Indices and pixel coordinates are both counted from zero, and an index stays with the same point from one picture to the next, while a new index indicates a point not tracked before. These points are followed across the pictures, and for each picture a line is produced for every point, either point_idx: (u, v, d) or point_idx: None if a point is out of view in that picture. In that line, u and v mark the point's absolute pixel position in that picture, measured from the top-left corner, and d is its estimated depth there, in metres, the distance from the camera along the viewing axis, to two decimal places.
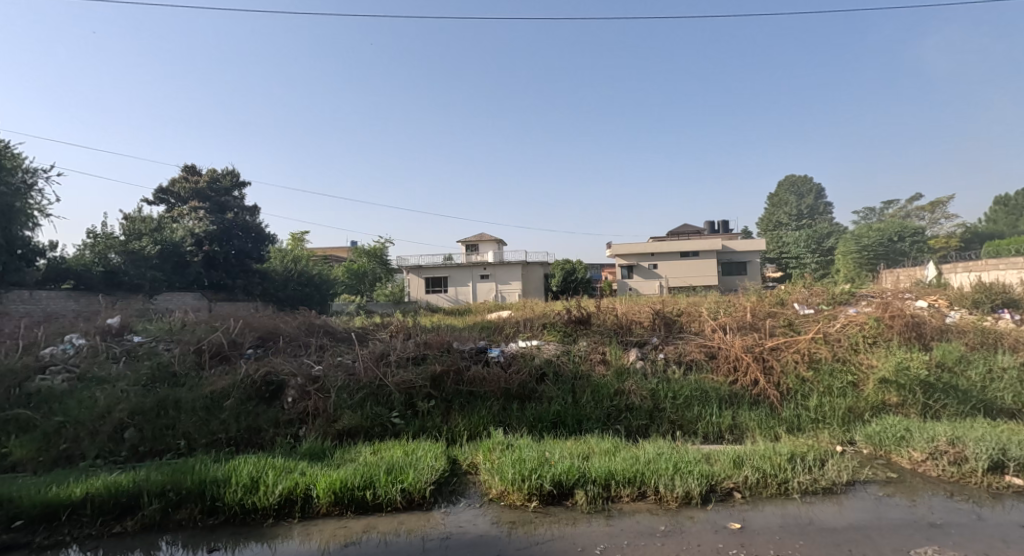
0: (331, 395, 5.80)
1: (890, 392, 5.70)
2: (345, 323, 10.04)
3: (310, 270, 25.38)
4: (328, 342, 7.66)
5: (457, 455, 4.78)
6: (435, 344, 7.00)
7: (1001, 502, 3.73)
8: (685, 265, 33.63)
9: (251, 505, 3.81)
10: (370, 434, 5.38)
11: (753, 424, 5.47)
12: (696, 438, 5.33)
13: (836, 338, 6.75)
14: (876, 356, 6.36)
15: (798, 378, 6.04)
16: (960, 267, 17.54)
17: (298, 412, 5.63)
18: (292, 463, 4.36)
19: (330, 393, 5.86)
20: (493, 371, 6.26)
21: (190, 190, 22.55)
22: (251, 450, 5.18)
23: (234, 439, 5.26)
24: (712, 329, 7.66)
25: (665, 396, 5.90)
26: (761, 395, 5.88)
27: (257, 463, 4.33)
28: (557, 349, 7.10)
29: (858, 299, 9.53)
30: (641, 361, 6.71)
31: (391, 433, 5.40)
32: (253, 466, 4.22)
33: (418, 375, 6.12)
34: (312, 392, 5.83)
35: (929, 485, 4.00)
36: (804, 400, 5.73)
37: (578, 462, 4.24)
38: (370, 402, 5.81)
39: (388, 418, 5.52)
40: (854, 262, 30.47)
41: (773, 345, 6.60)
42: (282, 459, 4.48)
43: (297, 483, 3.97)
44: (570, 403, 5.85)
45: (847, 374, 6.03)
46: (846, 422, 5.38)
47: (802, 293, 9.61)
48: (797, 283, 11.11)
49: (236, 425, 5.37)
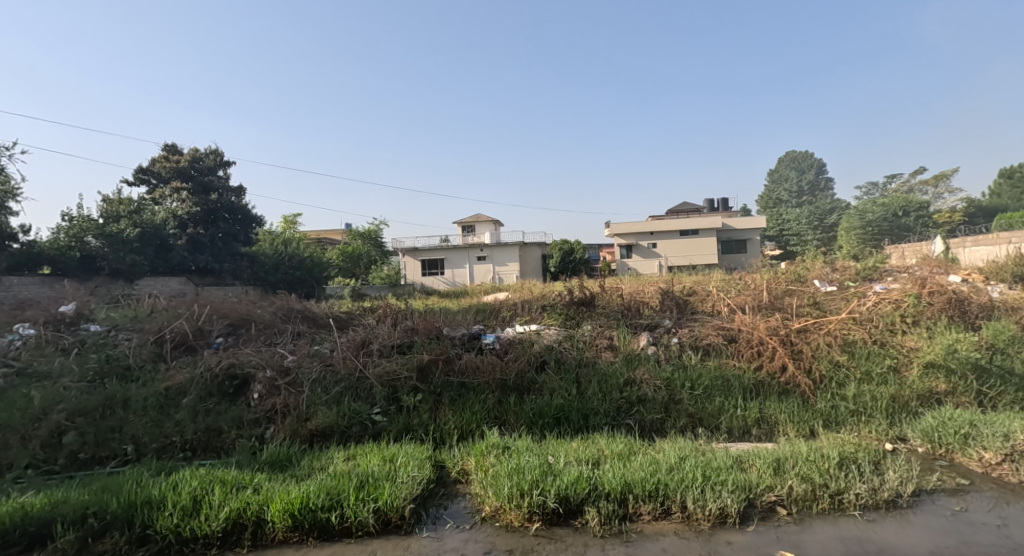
0: (304, 390, 5.09)
1: (938, 378, 5.02)
2: (330, 307, 9.33)
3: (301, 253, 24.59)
4: (305, 329, 6.94)
5: (444, 460, 4.08)
6: (423, 329, 6.28)
7: None
8: (686, 244, 32.89)
9: (189, 533, 3.13)
10: (346, 435, 4.66)
11: (784, 417, 4.78)
12: (720, 435, 4.66)
13: (869, 318, 6.06)
14: (918, 337, 5.66)
15: (831, 364, 5.35)
16: (969, 242, 16.93)
17: (265, 410, 4.92)
18: (247, 475, 3.66)
19: (303, 388, 5.16)
20: (487, 360, 5.56)
21: (171, 169, 21.51)
22: (209, 456, 4.47)
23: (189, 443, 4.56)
24: (728, 310, 6.96)
25: (681, 386, 5.21)
26: (790, 384, 5.19)
27: (205, 476, 3.63)
28: (558, 334, 6.40)
29: (883, 274, 8.83)
30: (652, 347, 6.01)
31: (371, 433, 4.68)
32: (199, 481, 3.52)
33: (403, 366, 5.41)
34: (282, 387, 5.11)
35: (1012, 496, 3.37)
36: (840, 389, 5.04)
37: (588, 472, 3.54)
38: (348, 397, 5.09)
39: (368, 415, 4.80)
40: (858, 238, 29.76)
41: (800, 327, 5.91)
42: (237, 470, 3.78)
43: (247, 504, 3.28)
44: (574, 395, 5.15)
45: (887, 359, 5.37)
46: (890, 414, 4.70)
47: (822, 269, 8.89)
48: (813, 258, 10.39)
49: (192, 427, 4.66)
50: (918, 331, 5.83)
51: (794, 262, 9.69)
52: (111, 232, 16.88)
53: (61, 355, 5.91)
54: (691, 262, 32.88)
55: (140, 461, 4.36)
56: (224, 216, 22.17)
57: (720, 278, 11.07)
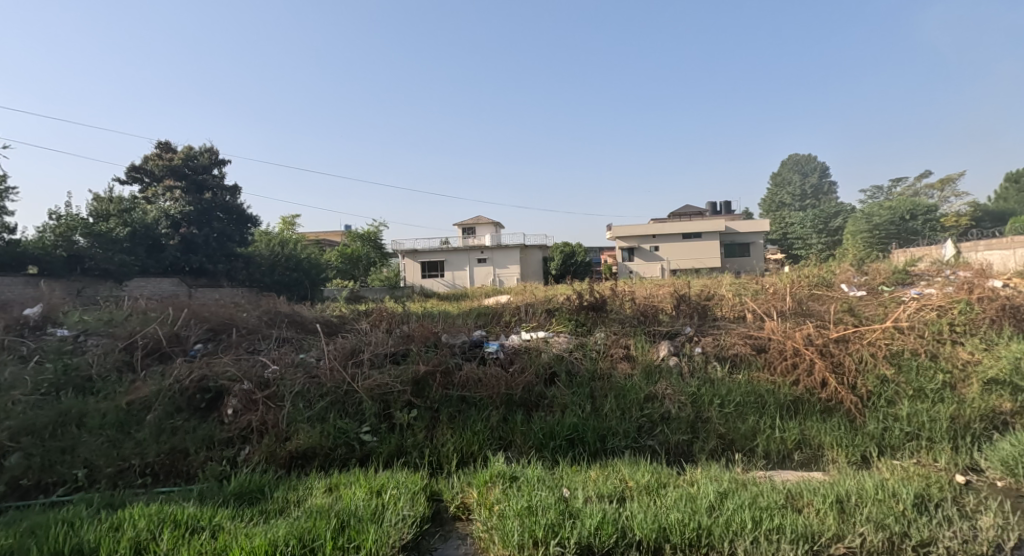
0: (284, 406, 4.49)
1: (1003, 396, 4.44)
2: (321, 310, 8.74)
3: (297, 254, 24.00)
4: (292, 335, 6.35)
5: (441, 489, 3.47)
6: (420, 336, 5.69)
7: None
8: (690, 247, 32.35)
9: None
10: (329, 457, 4.06)
11: (830, 440, 4.19)
12: (758, 461, 4.06)
13: (914, 327, 5.46)
14: (973, 349, 5.07)
15: (878, 379, 4.76)
16: (982, 244, 16.43)
17: (238, 428, 4.32)
18: (207, 511, 3.07)
19: (284, 403, 4.56)
20: (490, 372, 4.96)
21: (164, 167, 20.93)
22: (171, 482, 3.87)
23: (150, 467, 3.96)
24: (753, 316, 6.37)
25: (709, 402, 4.62)
26: (832, 400, 4.61)
27: (156, 513, 3.03)
28: (568, 342, 5.81)
29: (913, 279, 8.23)
30: (673, 358, 5.42)
31: (358, 455, 4.09)
32: (146, 522, 2.92)
33: (397, 378, 4.82)
34: (259, 401, 4.52)
35: None
36: (890, 408, 4.47)
37: (614, 512, 2.95)
38: (334, 413, 4.50)
39: (355, 435, 4.21)
40: (865, 242, 29.22)
41: (838, 336, 5.32)
42: (196, 505, 3.19)
43: (200, 554, 2.69)
44: (589, 412, 4.56)
45: (940, 374, 4.79)
46: (955, 437, 4.12)
47: (848, 272, 8.30)
48: (834, 260, 9.81)
49: (154, 448, 4.05)
50: (972, 342, 5.24)
51: (815, 264, 9.10)
52: (100, 230, 16.31)
53: (18, 364, 5.32)
54: (696, 265, 32.27)
55: (90, 488, 3.76)
56: (218, 215, 21.52)
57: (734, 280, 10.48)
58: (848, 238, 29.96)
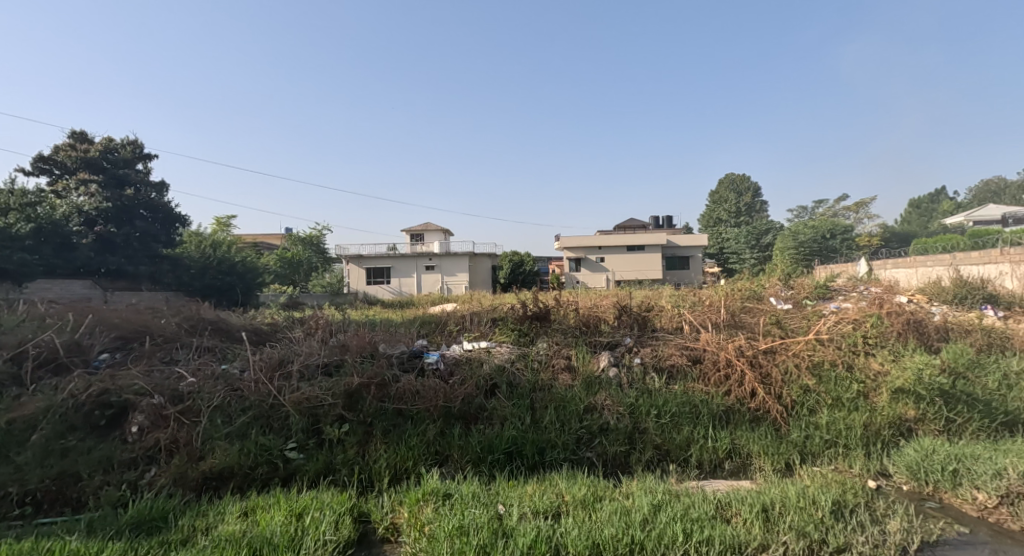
0: (200, 422, 4.19)
1: (908, 404, 4.74)
2: (251, 317, 8.30)
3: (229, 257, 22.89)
4: (215, 343, 5.98)
5: (370, 509, 3.31)
6: (356, 346, 5.47)
7: None
8: (633, 259, 33.15)
9: None
10: (247, 478, 3.80)
11: (758, 449, 4.32)
12: (691, 471, 4.14)
13: (833, 338, 5.76)
14: (884, 361, 5.39)
15: (801, 390, 4.97)
16: (892, 262, 17.76)
17: (146, 448, 3.98)
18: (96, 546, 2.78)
19: (199, 418, 4.25)
20: (429, 384, 4.82)
21: (78, 158, 19.35)
22: (57, 513, 3.52)
23: (35, 494, 3.57)
24: (690, 328, 6.54)
25: (646, 413, 4.66)
26: (760, 410, 4.77)
27: None
28: (511, 352, 5.75)
29: (834, 294, 8.75)
30: (614, 368, 5.46)
31: (280, 474, 3.85)
32: None
33: (329, 391, 4.60)
34: (171, 418, 4.19)
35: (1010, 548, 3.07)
36: (812, 417, 4.66)
37: (548, 529, 2.91)
38: (257, 430, 4.23)
39: (279, 451, 3.97)
40: (791, 259, 30.92)
41: (767, 348, 5.53)
42: (85, 540, 2.89)
43: None
44: (528, 424, 4.50)
45: (855, 383, 5.06)
46: (868, 444, 4.35)
47: (776, 285, 8.71)
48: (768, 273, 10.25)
49: (41, 472, 3.66)
50: (882, 353, 5.58)
51: (748, 278, 9.51)
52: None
53: None
54: (639, 276, 33.06)
55: None
56: (141, 213, 20.09)
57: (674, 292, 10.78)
58: (777, 254, 31.63)
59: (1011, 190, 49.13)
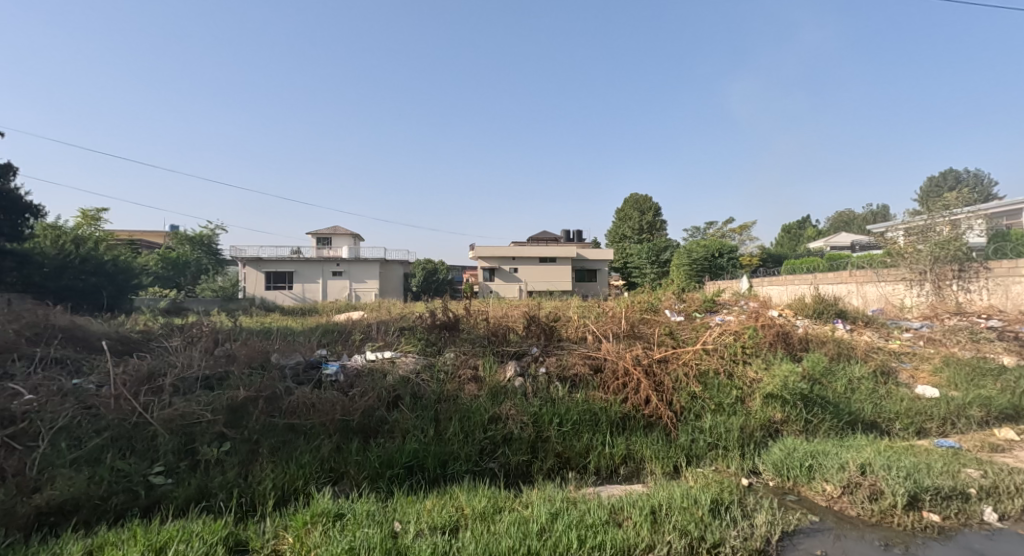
0: (39, 449, 3.70)
1: (775, 408, 5.22)
2: (122, 323, 7.47)
3: (100, 257, 20.50)
4: (71, 354, 5.32)
5: (249, 535, 3.09)
6: (244, 358, 5.11)
7: (915, 545, 3.34)
8: (545, 270, 33.84)
9: None
10: (99, 508, 3.40)
11: (650, 453, 4.55)
12: (589, 477, 4.27)
13: (717, 348, 6.23)
14: (758, 368, 5.91)
15: (689, 396, 5.31)
16: (770, 280, 19.64)
17: None
18: None
19: (42, 443, 3.75)
20: (326, 397, 4.61)
21: None
22: None
23: None
24: (594, 337, 6.77)
25: (549, 422, 4.73)
26: (653, 416, 5.02)
27: None
28: (416, 363, 5.63)
29: (719, 308, 9.49)
30: (520, 378, 5.52)
31: (140, 503, 3.49)
32: None
33: (208, 407, 4.26)
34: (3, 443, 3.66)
35: (850, 531, 3.47)
36: (698, 421, 4.98)
37: (444, 546, 2.89)
38: (115, 453, 3.81)
39: (142, 476, 3.60)
40: (686, 274, 33.28)
41: (661, 356, 5.85)
42: None
43: None
44: (431, 437, 4.42)
45: (734, 389, 5.49)
46: (743, 446, 4.73)
47: (671, 298, 9.28)
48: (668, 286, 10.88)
49: None
50: (757, 361, 6.12)
51: (646, 291, 10.06)
52: None
53: None
54: (550, 287, 33.81)
55: None
56: None
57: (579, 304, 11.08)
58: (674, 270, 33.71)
59: (864, 219, 56.32)
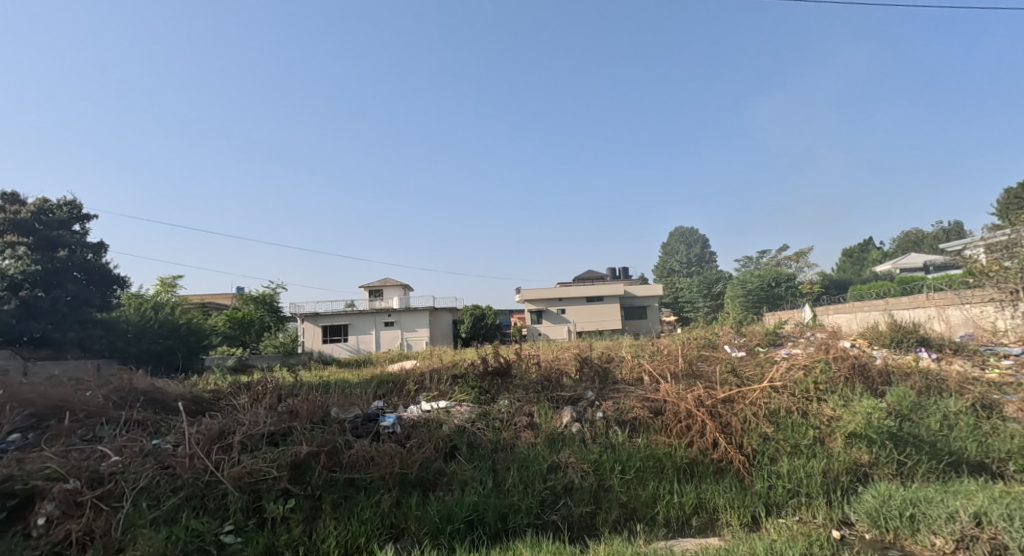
0: (141, 479, 3.57)
1: (860, 448, 4.53)
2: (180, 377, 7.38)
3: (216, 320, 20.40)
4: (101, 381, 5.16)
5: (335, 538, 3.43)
6: (271, 392, 5.19)
7: None
8: (592, 310, 29.58)
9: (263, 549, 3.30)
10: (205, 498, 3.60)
11: (723, 502, 4.07)
12: (659, 530, 3.81)
13: (786, 385, 5.55)
14: (836, 406, 5.19)
15: (761, 438, 4.76)
16: None
17: (138, 452, 3.89)
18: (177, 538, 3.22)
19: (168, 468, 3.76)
20: (384, 449, 4.23)
21: (7, 221, 12.94)
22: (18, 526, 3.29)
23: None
24: (651, 379, 5.97)
25: (611, 469, 4.35)
26: (723, 461, 4.55)
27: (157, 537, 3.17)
28: (470, 411, 5.23)
29: (784, 339, 8.50)
30: (576, 424, 5.08)
31: (218, 495, 3.62)
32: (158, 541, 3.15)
33: (277, 418, 4.52)
34: (144, 433, 4.32)
35: None
36: (772, 465, 4.48)
37: None
38: (187, 514, 3.46)
39: (215, 470, 3.72)
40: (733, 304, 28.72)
41: (725, 396, 5.28)
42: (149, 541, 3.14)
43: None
44: (489, 488, 4.08)
45: (809, 429, 4.86)
46: (828, 492, 4.17)
47: (730, 334, 8.23)
48: (722, 320, 9.82)
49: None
50: (834, 398, 5.38)
51: (700, 327, 8.87)
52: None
53: None
54: (601, 328, 29.45)
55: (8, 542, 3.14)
56: (75, 277, 13.45)
57: (613, 342, 9.38)
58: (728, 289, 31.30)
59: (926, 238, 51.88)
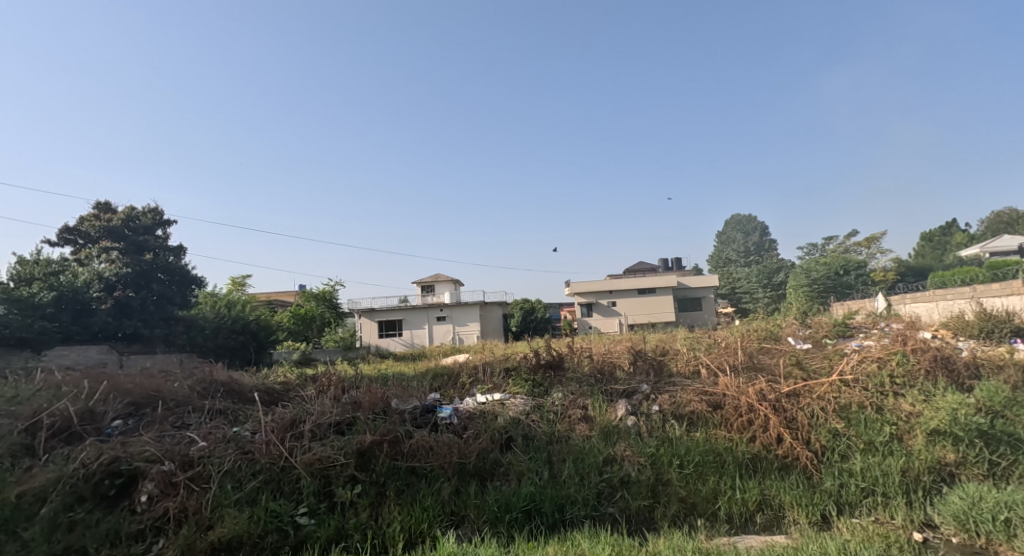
0: (223, 464, 3.83)
1: (944, 447, 4.28)
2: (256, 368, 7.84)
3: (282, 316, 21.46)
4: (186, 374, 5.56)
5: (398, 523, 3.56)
6: (336, 385, 5.44)
7: None
8: (645, 302, 29.03)
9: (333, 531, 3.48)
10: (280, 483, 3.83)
11: (790, 500, 3.95)
12: (722, 526, 3.75)
13: (857, 380, 5.29)
14: (914, 400, 4.91)
15: (830, 434, 4.56)
16: None
17: (218, 438, 4.18)
18: (258, 518, 3.45)
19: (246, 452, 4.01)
20: (442, 438, 4.36)
21: (101, 227, 14.13)
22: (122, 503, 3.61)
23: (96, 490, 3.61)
24: (709, 372, 5.84)
25: (669, 463, 4.29)
26: (789, 457, 4.40)
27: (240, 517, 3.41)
28: (525, 403, 5.30)
29: (855, 330, 8.06)
30: (632, 418, 5.04)
31: (291, 480, 3.84)
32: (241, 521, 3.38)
33: (342, 410, 4.73)
34: (224, 420, 4.63)
35: None
36: (844, 462, 4.30)
37: None
38: (266, 495, 3.69)
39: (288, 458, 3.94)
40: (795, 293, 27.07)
41: (790, 390, 5.11)
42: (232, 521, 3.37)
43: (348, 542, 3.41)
44: (545, 479, 4.13)
45: (886, 425, 4.62)
46: (908, 492, 3.98)
47: (794, 325, 7.90)
48: (784, 310, 9.42)
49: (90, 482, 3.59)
50: (911, 393, 5.08)
51: (760, 319, 8.55)
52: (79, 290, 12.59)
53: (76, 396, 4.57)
54: (653, 320, 28.88)
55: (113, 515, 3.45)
56: (160, 277, 14.46)
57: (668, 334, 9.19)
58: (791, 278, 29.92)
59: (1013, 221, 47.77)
